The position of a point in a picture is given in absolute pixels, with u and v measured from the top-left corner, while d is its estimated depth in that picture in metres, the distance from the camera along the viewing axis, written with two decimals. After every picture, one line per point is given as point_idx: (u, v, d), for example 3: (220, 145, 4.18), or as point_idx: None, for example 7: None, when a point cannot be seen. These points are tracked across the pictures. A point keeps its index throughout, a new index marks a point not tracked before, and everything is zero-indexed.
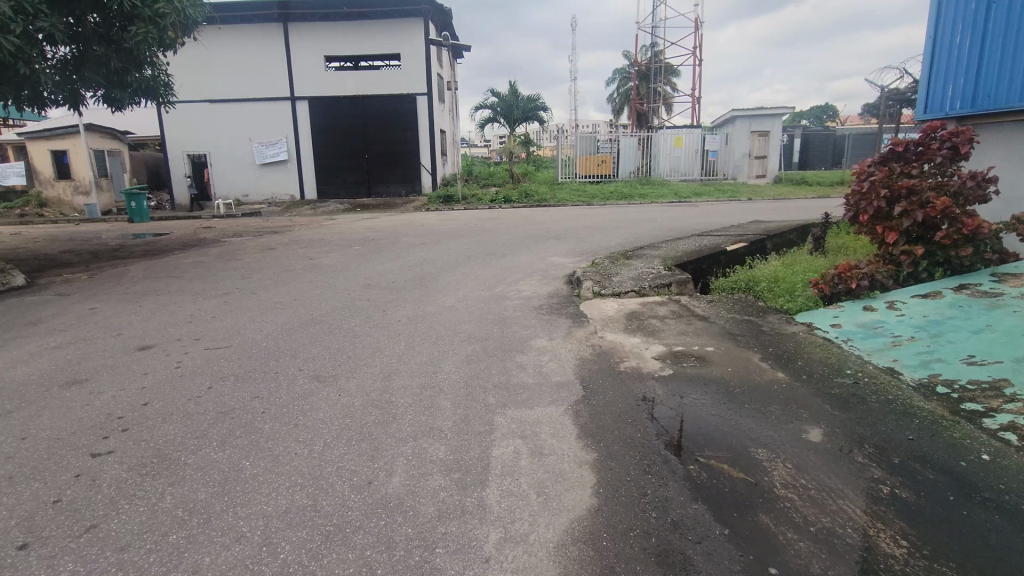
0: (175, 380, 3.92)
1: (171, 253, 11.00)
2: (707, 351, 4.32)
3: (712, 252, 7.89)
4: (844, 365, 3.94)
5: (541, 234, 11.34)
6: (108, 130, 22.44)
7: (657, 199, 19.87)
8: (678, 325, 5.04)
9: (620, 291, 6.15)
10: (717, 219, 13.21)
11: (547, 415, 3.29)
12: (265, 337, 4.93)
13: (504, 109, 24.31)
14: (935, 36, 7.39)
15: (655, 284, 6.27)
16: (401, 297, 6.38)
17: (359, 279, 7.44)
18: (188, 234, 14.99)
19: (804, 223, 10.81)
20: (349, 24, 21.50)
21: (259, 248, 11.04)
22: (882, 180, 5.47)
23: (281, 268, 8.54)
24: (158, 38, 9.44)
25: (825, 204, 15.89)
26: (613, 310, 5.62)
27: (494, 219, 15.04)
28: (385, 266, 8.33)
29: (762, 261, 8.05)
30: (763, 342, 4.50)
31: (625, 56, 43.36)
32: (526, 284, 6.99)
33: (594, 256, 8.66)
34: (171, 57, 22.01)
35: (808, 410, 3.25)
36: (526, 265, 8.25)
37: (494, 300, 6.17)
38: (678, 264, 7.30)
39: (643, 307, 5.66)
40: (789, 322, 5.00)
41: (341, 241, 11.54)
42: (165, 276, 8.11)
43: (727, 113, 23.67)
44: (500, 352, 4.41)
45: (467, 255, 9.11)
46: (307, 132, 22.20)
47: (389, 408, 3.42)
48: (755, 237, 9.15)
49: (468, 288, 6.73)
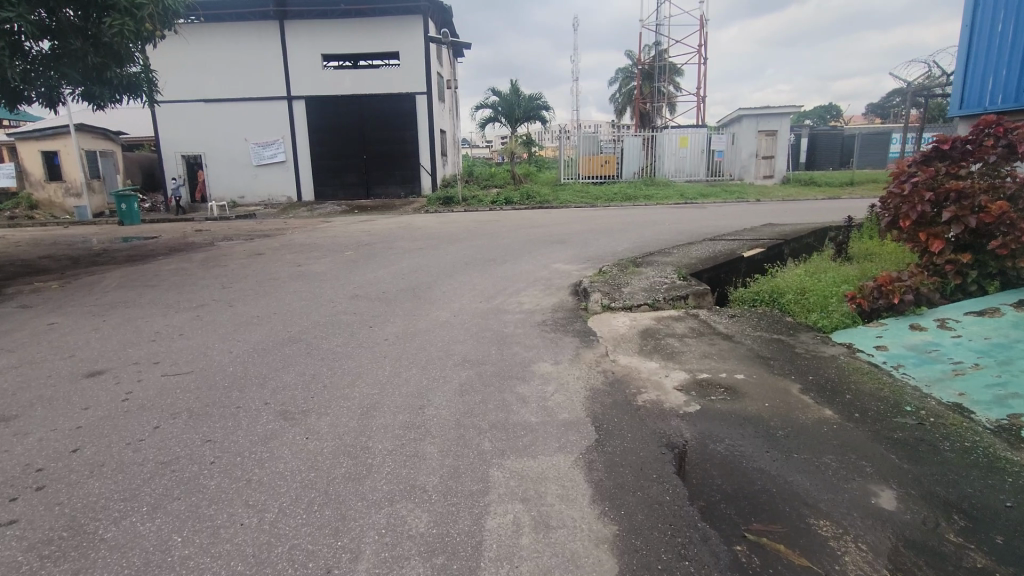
0: (118, 418, 3.35)
1: (155, 258, 10.48)
2: (737, 381, 3.73)
3: (729, 259, 7.32)
4: (901, 400, 3.35)
5: (544, 238, 10.78)
6: (101, 130, 21.93)
7: (663, 200, 19.33)
8: (700, 346, 4.47)
9: (631, 304, 5.56)
10: (727, 222, 12.67)
11: (553, 468, 2.71)
12: (233, 360, 4.36)
13: (505, 108, 23.76)
14: (973, 28, 6.84)
15: (669, 296, 5.69)
16: (391, 311, 5.81)
17: (348, 289, 6.89)
18: (178, 237, 14.47)
19: (821, 227, 10.24)
20: (347, 21, 20.96)
21: (247, 254, 10.50)
22: (927, 182, 4.93)
23: (265, 276, 7.98)
24: (135, 31, 8.87)
25: (837, 206, 15.30)
26: (624, 326, 5.04)
27: (495, 222, 14.51)
28: (376, 274, 7.76)
29: (782, 269, 7.48)
30: (800, 369, 3.92)
31: (628, 55, 42.85)
32: (528, 294, 6.43)
33: (600, 263, 8.09)
34: (164, 55, 21.47)
35: (871, 463, 2.67)
36: (529, 273, 7.69)
37: (493, 314, 5.60)
38: (693, 272, 6.70)
39: (658, 324, 5.08)
40: (825, 343, 4.42)
41: (333, 245, 11.00)
42: (141, 285, 7.56)
43: (734, 112, 23.12)
44: (499, 381, 3.84)
45: (465, 262, 8.55)
46: (304, 132, 21.67)
47: (363, 457, 2.84)
48: (771, 242, 8.59)
49: (465, 300, 6.17)
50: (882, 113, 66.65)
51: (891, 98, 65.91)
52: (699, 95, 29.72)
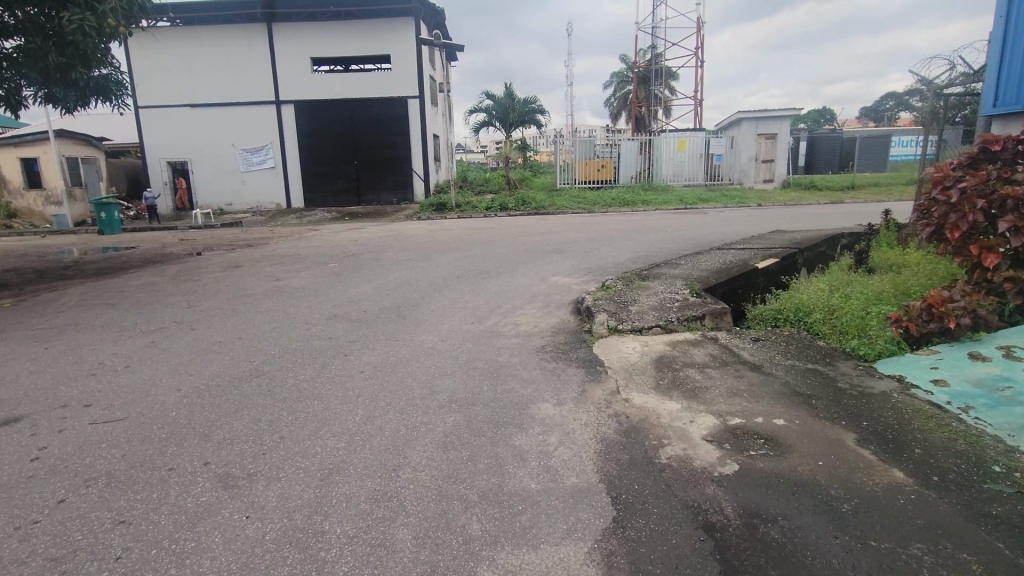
0: (18, 487, 2.69)
1: (125, 271, 9.79)
2: (777, 429, 3.10)
3: (744, 271, 6.73)
4: (985, 456, 2.73)
5: (541, 248, 10.14)
6: (82, 137, 21.22)
7: (662, 205, 18.77)
8: (727, 380, 3.83)
9: (641, 326, 4.94)
10: (734, 228, 12.08)
11: (561, 567, 2.08)
12: (179, 401, 3.70)
13: (499, 111, 23.17)
14: (1009, 19, 6.27)
15: (683, 316, 5.06)
16: (371, 335, 5.16)
17: (326, 309, 6.24)
18: (156, 248, 13.78)
19: (833, 234, 9.67)
20: (336, 24, 20.39)
21: (224, 266, 9.85)
22: (977, 189, 4.34)
23: (238, 292, 7.32)
24: (96, 27, 8.13)
25: (845, 210, 14.75)
26: (635, 354, 4.41)
27: (487, 229, 13.91)
28: (359, 290, 7.12)
29: (801, 282, 6.91)
30: (850, 411, 3.30)
31: (624, 59, 42.37)
32: (525, 314, 5.79)
33: (601, 276, 7.48)
34: (147, 58, 20.79)
35: (979, 562, 2.04)
36: (525, 288, 7.06)
37: (485, 339, 4.96)
38: (707, 287, 6.08)
39: (674, 351, 4.45)
40: (871, 376, 3.80)
41: (316, 256, 10.34)
42: (100, 304, 6.89)
43: (734, 115, 22.60)
44: (492, 429, 3.20)
45: (455, 275, 7.92)
46: (293, 137, 21.03)
47: (316, 551, 2.20)
48: (784, 252, 8.03)
49: (455, 322, 5.52)
50: (876, 117, 66.41)
51: (884, 101, 66.54)
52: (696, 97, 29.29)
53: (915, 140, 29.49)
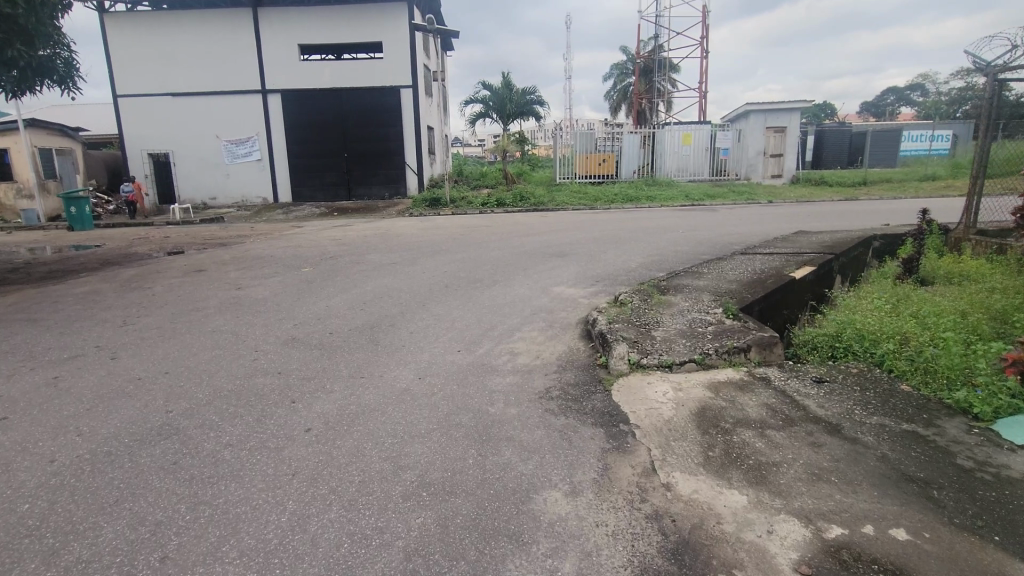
0: None
1: (73, 276, 8.70)
2: (904, 552, 2.08)
3: (782, 284, 5.71)
4: None
5: (541, 250, 9.09)
6: (57, 127, 20.05)
7: (667, 202, 17.76)
8: (801, 452, 2.79)
9: (671, 362, 3.90)
10: (752, 228, 11.08)
11: None
12: (48, 483, 2.67)
13: (496, 103, 22.09)
14: None
15: (723, 347, 4.02)
16: (331, 370, 4.14)
17: (285, 329, 5.21)
18: (121, 247, 12.71)
19: (868, 236, 8.63)
20: (326, 9, 19.29)
21: (186, 269, 8.80)
22: None
23: (190, 304, 6.29)
24: None
25: (867, 208, 13.71)
26: (668, 405, 3.36)
27: (482, 227, 12.87)
28: (330, 303, 6.10)
29: (847, 297, 5.89)
30: (999, 515, 2.28)
31: (624, 51, 41.16)
32: (525, 339, 4.78)
33: (611, 287, 6.48)
34: (123, 43, 19.58)
35: None
36: (522, 301, 6.05)
37: (476, 376, 3.95)
38: (744, 305, 5.04)
39: (720, 401, 3.41)
40: (1004, 449, 2.77)
41: (291, 259, 9.30)
42: (23, 320, 5.85)
43: (742, 107, 21.48)
44: (478, 546, 2.18)
45: (443, 284, 6.89)
46: (280, 129, 19.91)
47: None
48: (819, 258, 7.04)
49: (438, 350, 4.48)
50: (877, 113, 65.57)
51: (884, 97, 65.83)
52: (699, 89, 28.20)
53: (926, 134, 27.35)
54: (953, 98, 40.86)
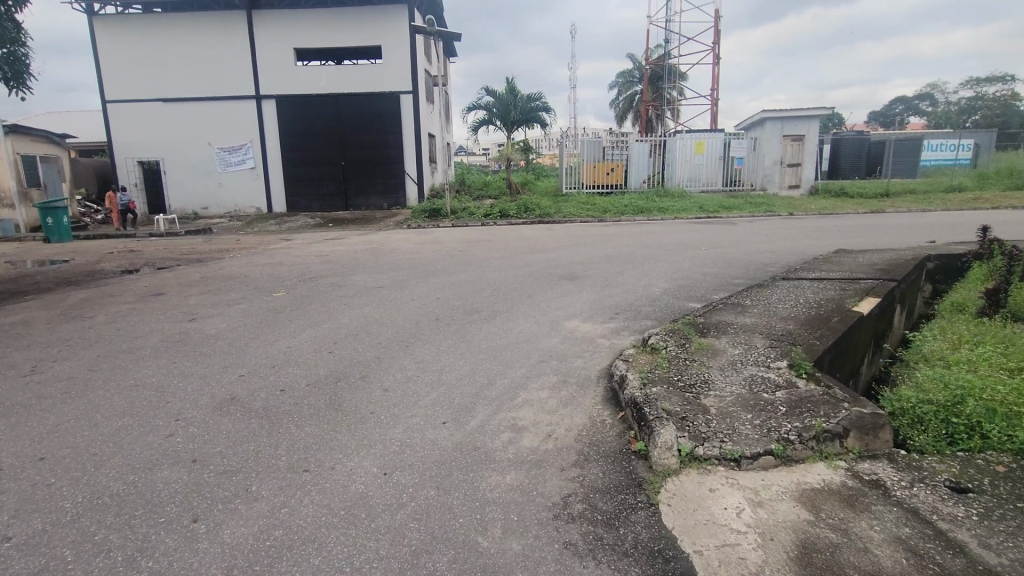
0: None
1: (15, 300, 7.62)
2: None
3: (851, 325, 4.57)
4: None
5: (550, 272, 8.00)
6: (40, 133, 19.02)
7: (680, 214, 16.66)
8: None
9: (740, 455, 2.75)
10: (782, 245, 9.94)
11: None
12: None
13: (499, 109, 21.04)
14: None
15: (808, 430, 2.88)
16: (266, 456, 3.01)
17: (226, 383, 4.09)
18: (90, 262, 11.66)
19: (925, 257, 7.47)
20: (322, 11, 18.33)
21: (145, 292, 7.70)
22: None
23: (125, 342, 5.19)
24: None
25: (902, 223, 12.56)
26: (752, 539, 2.22)
27: (481, 242, 11.77)
28: (294, 343, 4.99)
29: (932, 342, 4.72)
30: None
31: (631, 59, 39.79)
32: (535, 403, 3.63)
33: (635, 322, 5.35)
34: (107, 44, 18.60)
35: None
36: (530, 341, 4.93)
37: (464, 471, 2.81)
38: (815, 359, 3.87)
39: (828, 532, 2.25)
40: None
41: (267, 279, 8.24)
42: None
43: (758, 114, 20.31)
44: None
45: (433, 316, 5.79)
46: (272, 135, 18.91)
47: None
48: (882, 287, 5.89)
49: (416, 423, 3.35)
50: (885, 122, 64.59)
51: (891, 108, 64.81)
52: (710, 96, 27.08)
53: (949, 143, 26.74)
54: (959, 108, 39.92)
